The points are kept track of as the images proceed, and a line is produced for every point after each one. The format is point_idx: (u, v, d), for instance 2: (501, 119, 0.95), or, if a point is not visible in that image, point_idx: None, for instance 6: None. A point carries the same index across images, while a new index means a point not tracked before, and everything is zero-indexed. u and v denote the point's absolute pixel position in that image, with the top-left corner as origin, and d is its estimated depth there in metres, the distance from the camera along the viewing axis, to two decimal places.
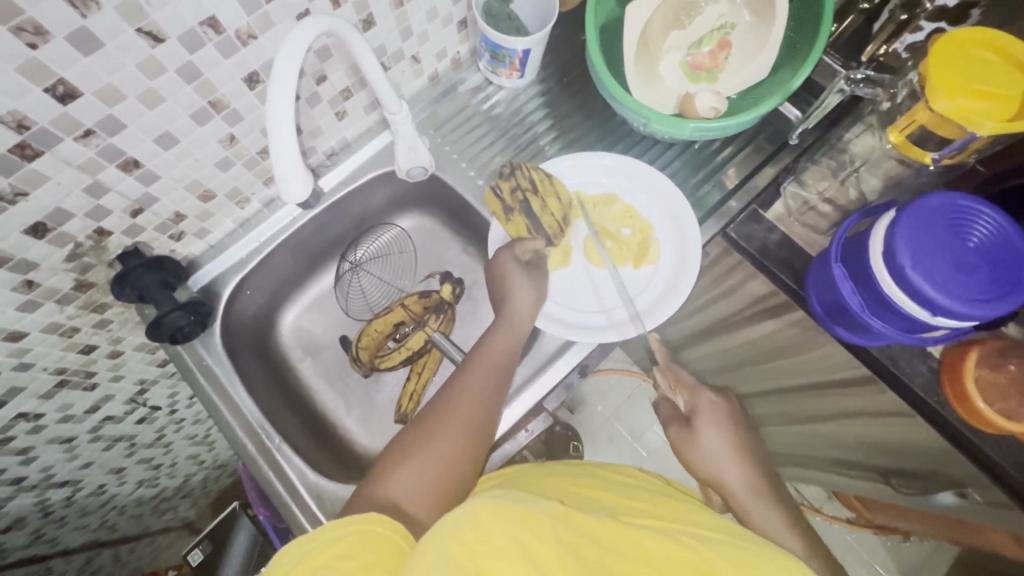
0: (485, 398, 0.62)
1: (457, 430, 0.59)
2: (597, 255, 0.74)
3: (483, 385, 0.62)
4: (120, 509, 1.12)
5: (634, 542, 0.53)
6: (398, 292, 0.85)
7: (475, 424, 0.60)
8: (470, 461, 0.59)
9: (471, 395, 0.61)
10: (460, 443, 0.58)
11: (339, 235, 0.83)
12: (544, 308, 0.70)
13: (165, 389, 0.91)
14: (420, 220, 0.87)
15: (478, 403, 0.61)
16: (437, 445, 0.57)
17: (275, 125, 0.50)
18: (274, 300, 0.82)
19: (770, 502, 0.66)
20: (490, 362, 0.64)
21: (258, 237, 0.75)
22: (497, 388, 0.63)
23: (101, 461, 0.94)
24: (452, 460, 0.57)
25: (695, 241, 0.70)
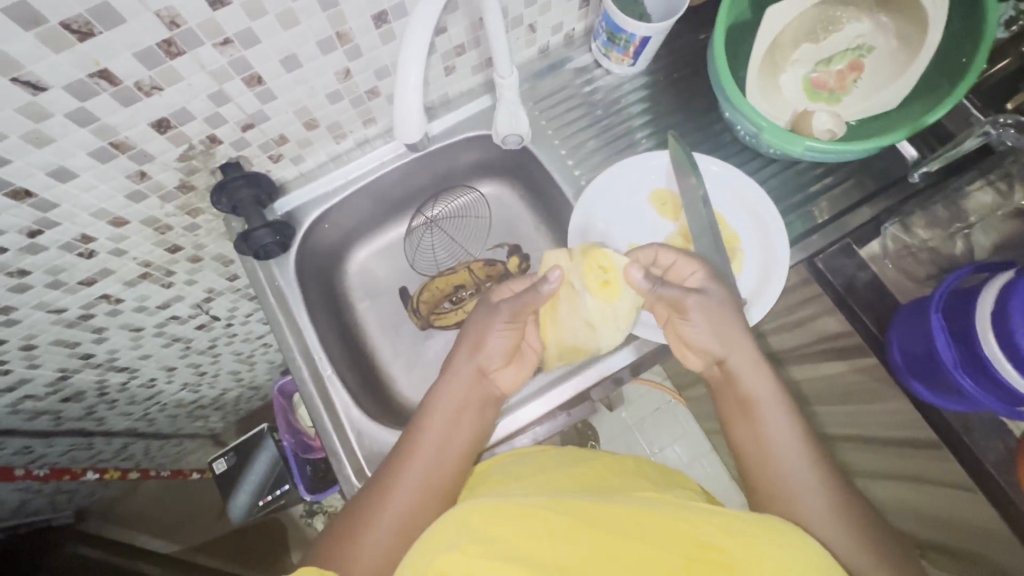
0: (435, 468, 0.59)
1: (404, 507, 0.56)
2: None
3: (433, 456, 0.59)
4: (162, 406, 1.18)
5: (630, 516, 0.48)
6: (466, 255, 0.87)
7: (437, 467, 0.59)
8: (429, 515, 0.57)
9: (419, 469, 0.58)
10: (404, 517, 0.55)
11: (419, 188, 0.84)
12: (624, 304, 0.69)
13: (228, 301, 0.96)
14: (499, 189, 0.87)
15: (426, 475, 0.58)
16: (380, 531, 0.54)
17: (406, 74, 0.54)
18: (347, 239, 0.84)
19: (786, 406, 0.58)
20: (446, 407, 0.62)
21: (347, 174, 0.77)
22: (447, 450, 0.60)
23: (158, 356, 0.99)
24: (403, 535, 0.55)
25: (781, 256, 0.68)
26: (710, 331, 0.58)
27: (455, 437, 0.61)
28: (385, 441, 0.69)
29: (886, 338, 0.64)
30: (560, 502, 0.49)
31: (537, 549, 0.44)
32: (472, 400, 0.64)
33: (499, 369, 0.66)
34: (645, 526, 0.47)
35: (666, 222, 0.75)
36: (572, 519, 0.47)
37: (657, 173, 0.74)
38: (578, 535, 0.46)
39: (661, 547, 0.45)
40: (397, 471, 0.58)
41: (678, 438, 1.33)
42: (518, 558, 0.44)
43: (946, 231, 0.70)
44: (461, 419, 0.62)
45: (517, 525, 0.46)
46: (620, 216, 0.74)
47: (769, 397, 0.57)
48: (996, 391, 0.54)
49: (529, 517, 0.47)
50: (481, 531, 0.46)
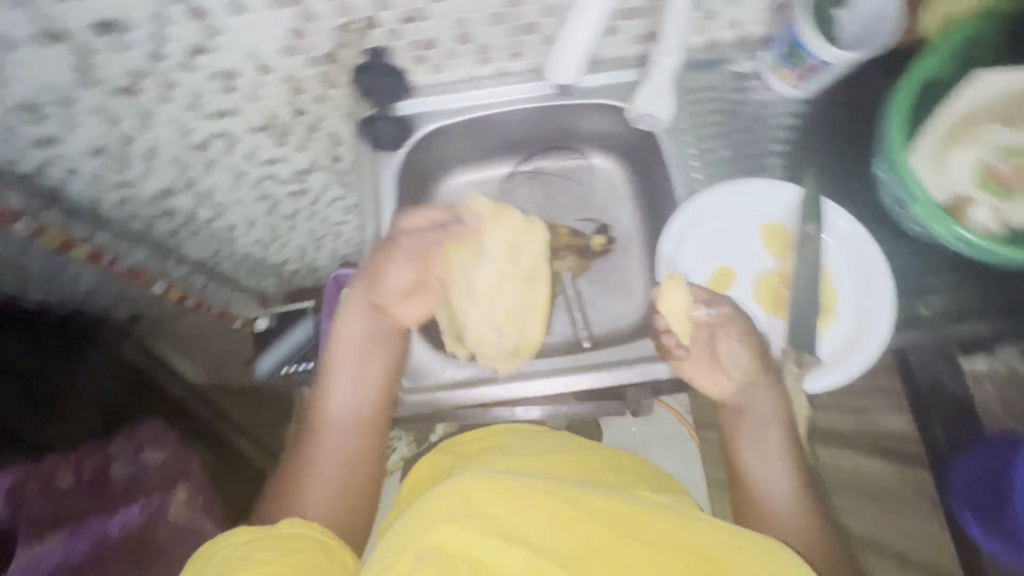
0: (351, 415, 0.67)
1: (336, 452, 0.66)
2: (774, 295, 0.69)
3: (345, 406, 0.68)
4: (232, 252, 1.27)
5: (631, 514, 0.48)
6: (554, 217, 0.87)
7: (362, 405, 0.68)
8: (360, 454, 0.66)
9: (331, 441, 0.66)
10: (342, 459, 0.65)
11: (535, 137, 0.84)
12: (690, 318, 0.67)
13: (323, 180, 1.00)
14: (611, 165, 0.85)
15: (352, 423, 0.67)
16: (318, 469, 0.64)
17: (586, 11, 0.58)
18: (451, 161, 0.85)
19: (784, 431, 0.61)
20: (354, 348, 0.70)
21: (473, 99, 0.77)
22: (364, 390, 0.68)
23: (246, 206, 1.06)
24: (342, 473, 0.65)
25: (879, 313, 0.62)
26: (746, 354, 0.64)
27: (366, 398, 0.68)
28: (425, 356, 0.73)
29: (955, 459, 0.60)
30: (561, 489, 0.50)
31: (530, 530, 0.46)
32: (376, 339, 0.70)
33: (400, 303, 0.72)
34: (644, 525, 0.47)
35: (769, 256, 0.71)
36: (573, 507, 0.48)
37: (779, 204, 0.70)
38: (574, 525, 0.47)
39: (655, 547, 0.45)
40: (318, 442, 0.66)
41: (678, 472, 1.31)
42: (506, 535, 0.46)
43: None
44: (368, 361, 0.69)
45: (511, 502, 0.48)
46: (721, 232, 0.71)
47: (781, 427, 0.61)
48: None
49: (527, 497, 0.48)
50: (471, 505, 0.48)
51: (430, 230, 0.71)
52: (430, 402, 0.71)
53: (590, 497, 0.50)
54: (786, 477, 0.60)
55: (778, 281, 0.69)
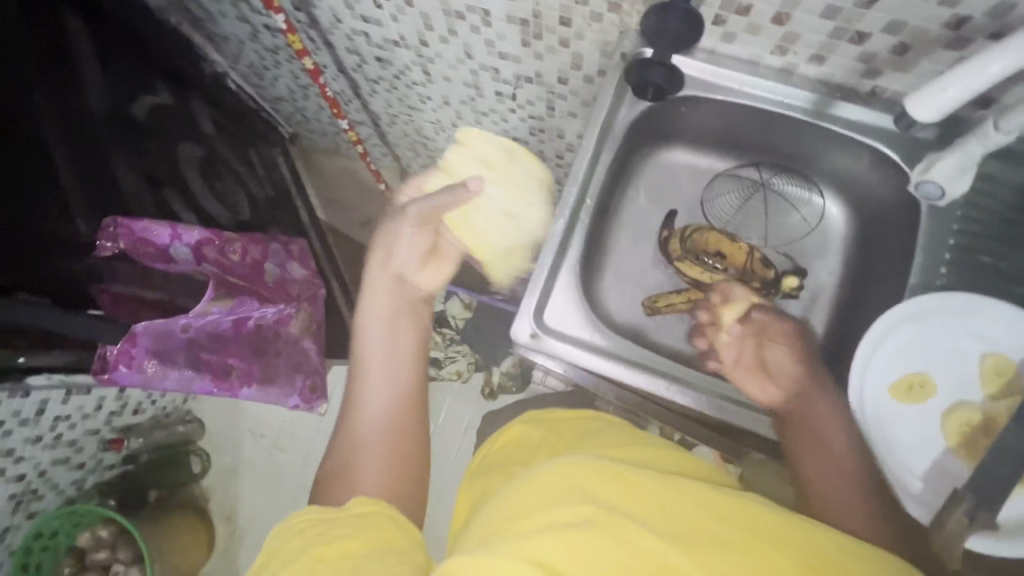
0: (396, 372, 0.68)
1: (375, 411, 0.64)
2: (968, 438, 0.59)
3: (387, 371, 0.67)
4: (410, 121, 1.30)
5: (742, 510, 0.45)
6: (752, 237, 0.80)
7: (392, 383, 0.66)
8: (411, 416, 0.65)
9: (377, 393, 0.65)
10: (392, 428, 0.63)
11: (780, 150, 0.76)
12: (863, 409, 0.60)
13: (534, 94, 0.98)
14: (840, 213, 0.77)
15: (389, 390, 0.66)
16: (370, 444, 0.61)
17: (952, 83, 0.49)
18: (679, 133, 0.80)
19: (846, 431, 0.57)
20: (389, 308, 0.73)
21: (743, 84, 0.70)
22: (392, 348, 0.69)
23: (451, 86, 1.07)
24: (394, 439, 0.63)
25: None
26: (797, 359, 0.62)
27: (399, 338, 0.71)
28: (570, 308, 0.70)
29: None
30: (671, 479, 0.47)
31: (645, 513, 0.44)
32: (401, 304, 0.74)
33: (415, 274, 0.79)
34: (761, 527, 0.44)
35: (982, 396, 0.60)
36: (674, 495, 0.46)
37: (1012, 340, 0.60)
38: (693, 515, 0.44)
39: (775, 549, 0.42)
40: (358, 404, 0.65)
41: None
42: (622, 513, 0.43)
43: None
44: (399, 330, 0.71)
45: (621, 484, 0.46)
46: (938, 338, 0.61)
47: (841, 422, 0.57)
48: None
49: (638, 481, 0.46)
50: (582, 487, 0.45)
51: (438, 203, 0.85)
52: (556, 354, 0.68)
53: (697, 486, 0.47)
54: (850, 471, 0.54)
55: (976, 427, 0.59)
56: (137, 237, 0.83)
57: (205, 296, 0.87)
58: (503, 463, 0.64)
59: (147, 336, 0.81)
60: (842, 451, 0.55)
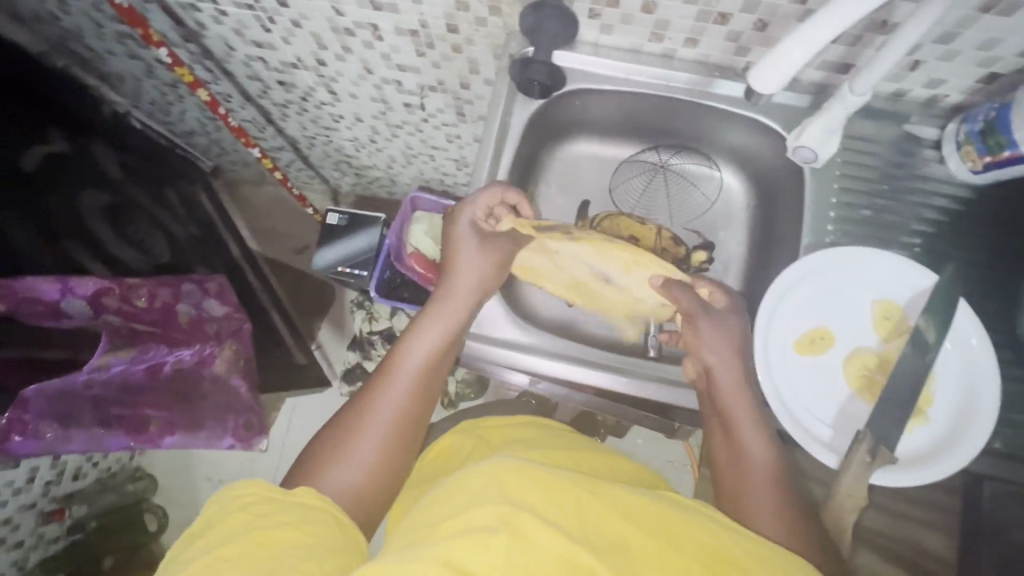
0: (421, 384, 0.62)
1: (394, 419, 0.59)
2: (868, 380, 0.63)
3: (417, 381, 0.62)
4: (328, 141, 1.29)
5: (657, 516, 0.48)
6: (660, 216, 0.84)
7: (415, 395, 0.61)
8: (414, 437, 0.61)
9: (393, 393, 0.61)
10: (394, 431, 0.59)
11: (674, 131, 0.80)
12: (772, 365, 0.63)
13: (442, 102, 0.98)
14: (736, 185, 0.82)
15: (410, 394, 0.61)
16: (366, 443, 0.57)
17: (791, 47, 0.52)
18: (579, 126, 0.82)
19: (761, 422, 0.59)
20: (448, 313, 0.65)
21: (628, 72, 0.73)
22: (438, 370, 0.63)
23: (361, 103, 1.06)
24: (387, 448, 0.58)
25: (974, 436, 0.58)
26: (716, 332, 0.63)
27: (444, 357, 0.64)
28: (491, 309, 0.71)
29: None
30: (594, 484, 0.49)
31: (566, 518, 0.45)
32: (459, 314, 0.66)
33: (482, 296, 0.68)
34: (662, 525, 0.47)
35: (877, 340, 0.65)
36: (600, 500, 0.47)
37: (907, 288, 0.64)
38: (609, 519, 0.46)
39: (684, 557, 0.45)
40: (387, 402, 0.60)
41: None
42: (542, 516, 0.44)
43: None
44: (445, 341, 0.65)
45: (547, 489, 0.47)
46: (834, 291, 0.65)
47: (751, 414, 0.59)
48: None
49: (562, 486, 0.48)
50: (503, 490, 0.46)
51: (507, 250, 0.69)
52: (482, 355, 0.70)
53: (618, 492, 0.49)
54: (761, 445, 0.58)
55: (874, 370, 0.64)
56: (18, 296, 0.72)
57: (99, 347, 0.80)
58: (431, 473, 0.70)
59: (42, 399, 0.76)
60: (759, 445, 0.58)
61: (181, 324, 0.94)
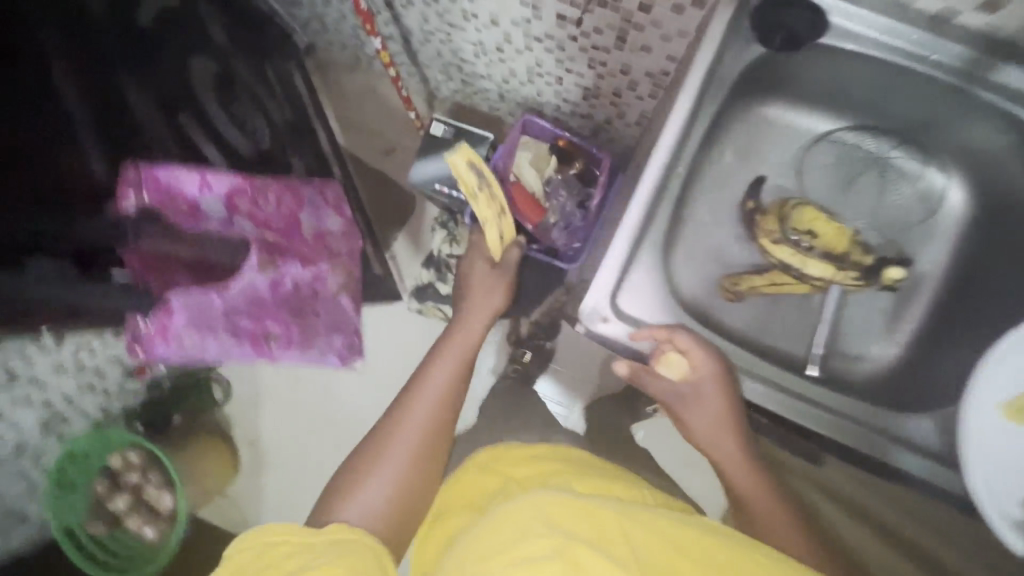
0: (430, 407, 0.73)
1: (407, 447, 0.68)
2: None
3: (421, 412, 0.72)
4: (446, 40, 1.15)
5: (692, 540, 0.50)
6: (849, 212, 0.69)
7: (424, 432, 0.70)
8: (433, 461, 0.70)
9: (402, 436, 0.69)
10: (411, 451, 0.68)
11: (902, 115, 0.66)
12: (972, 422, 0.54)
13: (603, 22, 0.84)
14: (953, 194, 0.68)
15: (418, 428, 0.70)
16: (384, 462, 0.66)
17: None
18: (782, 85, 0.68)
19: (751, 467, 0.65)
20: (735, 423, 0.63)
21: (881, 33, 0.60)
22: (446, 403, 0.74)
23: (505, 4, 0.92)
24: (415, 456, 0.68)
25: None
26: (713, 419, 0.63)
27: (728, 419, 0.62)
28: (651, 297, 0.62)
29: None
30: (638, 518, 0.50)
31: (606, 543, 0.46)
32: (732, 423, 0.63)
33: (690, 420, 0.65)
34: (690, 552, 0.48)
35: None
36: (636, 534, 0.48)
37: None
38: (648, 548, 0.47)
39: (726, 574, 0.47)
40: (395, 437, 0.69)
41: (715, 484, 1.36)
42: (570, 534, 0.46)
43: None
44: (706, 406, 0.63)
45: (589, 517, 0.48)
46: None
47: (734, 455, 0.65)
48: None
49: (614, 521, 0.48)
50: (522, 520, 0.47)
51: (713, 371, 0.60)
52: (624, 346, 0.61)
53: (658, 519, 0.51)
54: (750, 474, 0.65)
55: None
56: (162, 185, 0.82)
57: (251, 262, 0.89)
58: (496, 481, 0.65)
59: (184, 310, 0.86)
60: (748, 477, 0.65)
61: (305, 237, 0.99)
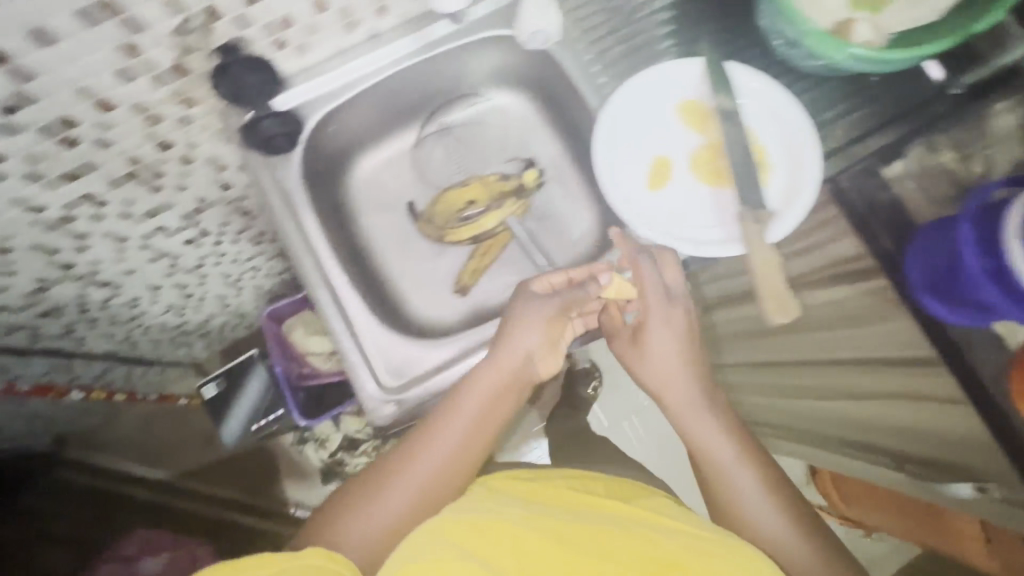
0: (444, 469, 0.60)
1: (423, 479, 0.59)
2: (713, 170, 0.70)
3: (444, 447, 0.61)
4: (145, 328, 1.15)
5: (598, 541, 0.54)
6: (474, 168, 0.80)
7: (454, 454, 0.61)
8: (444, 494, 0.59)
9: (420, 466, 0.60)
10: (421, 495, 0.59)
11: (433, 92, 0.78)
12: (646, 215, 0.67)
13: (219, 214, 0.89)
14: (516, 97, 0.81)
15: (442, 457, 0.60)
16: (399, 484, 0.59)
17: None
18: (352, 146, 0.78)
19: (727, 433, 0.64)
20: (505, 380, 0.64)
21: (355, 72, 0.72)
22: (466, 454, 0.61)
23: (143, 272, 0.94)
24: (416, 506, 0.59)
25: (808, 148, 0.64)
26: (673, 342, 0.66)
27: (469, 452, 0.62)
28: (401, 351, 0.68)
29: (904, 258, 0.65)
30: (523, 520, 0.56)
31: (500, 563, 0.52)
32: (509, 383, 0.65)
33: (540, 355, 0.67)
34: (568, 535, 0.54)
35: (697, 136, 0.70)
36: (539, 534, 0.54)
37: (688, 84, 0.70)
38: (540, 545, 0.53)
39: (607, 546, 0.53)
40: (412, 462, 0.60)
41: None
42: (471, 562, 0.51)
43: (964, 150, 0.68)
44: (502, 401, 0.64)
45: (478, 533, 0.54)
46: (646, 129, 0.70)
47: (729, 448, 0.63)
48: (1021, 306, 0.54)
49: (491, 532, 0.54)
50: (434, 533, 0.54)
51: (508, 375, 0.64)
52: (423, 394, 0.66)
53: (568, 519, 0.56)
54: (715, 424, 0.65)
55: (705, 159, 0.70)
56: None
57: None
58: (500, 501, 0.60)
59: None
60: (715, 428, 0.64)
61: None
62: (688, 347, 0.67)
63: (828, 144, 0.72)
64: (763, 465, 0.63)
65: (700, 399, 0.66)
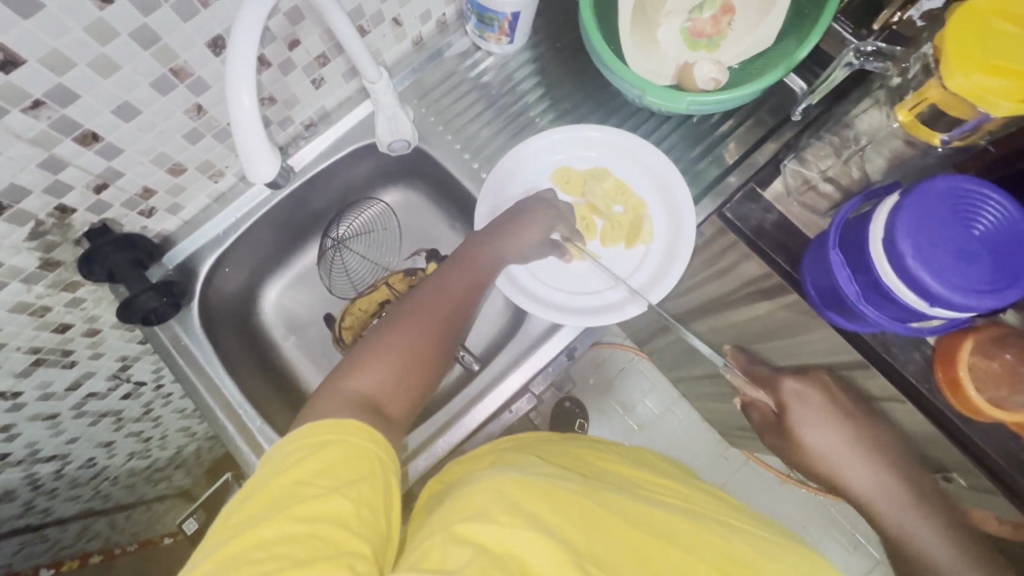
0: (442, 326, 0.57)
1: (439, 322, 0.57)
2: (590, 227, 0.72)
3: (446, 305, 0.58)
4: (113, 480, 1.13)
5: (667, 524, 0.52)
6: (383, 270, 0.84)
7: (449, 320, 0.58)
8: (437, 358, 0.56)
9: (427, 317, 0.57)
10: (432, 337, 0.56)
11: (323, 209, 0.80)
12: (538, 297, 0.69)
13: (149, 365, 0.88)
14: (405, 194, 0.84)
15: (444, 312, 0.58)
16: (403, 341, 0.54)
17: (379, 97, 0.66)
18: (255, 276, 0.80)
19: (909, 502, 0.63)
20: (478, 269, 0.62)
21: (235, 212, 0.72)
22: (470, 301, 0.60)
23: (88, 435, 0.93)
24: (406, 379, 0.53)
25: (687, 202, 0.68)
26: (815, 424, 0.67)
27: (466, 306, 0.60)
28: None
29: (800, 274, 0.63)
30: (590, 495, 0.51)
31: (563, 530, 0.46)
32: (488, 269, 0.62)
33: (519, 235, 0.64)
34: (631, 515, 0.51)
35: (572, 199, 0.72)
36: (606, 511, 0.50)
37: (567, 151, 0.72)
38: (610, 525, 0.49)
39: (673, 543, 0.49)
40: (424, 306, 0.57)
41: (647, 391, 1.31)
42: (545, 528, 0.45)
43: (841, 157, 0.66)
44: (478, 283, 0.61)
45: (552, 501, 0.48)
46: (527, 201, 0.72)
47: (888, 501, 0.64)
48: (898, 314, 0.54)
49: (562, 499, 0.49)
50: (508, 497, 0.47)
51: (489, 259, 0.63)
52: None
53: (618, 502, 0.52)
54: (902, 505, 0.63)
55: (581, 220, 0.72)
56: None
57: None
58: (535, 469, 0.55)
59: None
60: (908, 514, 0.63)
61: None
62: (815, 424, 0.67)
63: (708, 175, 0.73)
64: (938, 512, 0.62)
65: (868, 466, 0.65)
